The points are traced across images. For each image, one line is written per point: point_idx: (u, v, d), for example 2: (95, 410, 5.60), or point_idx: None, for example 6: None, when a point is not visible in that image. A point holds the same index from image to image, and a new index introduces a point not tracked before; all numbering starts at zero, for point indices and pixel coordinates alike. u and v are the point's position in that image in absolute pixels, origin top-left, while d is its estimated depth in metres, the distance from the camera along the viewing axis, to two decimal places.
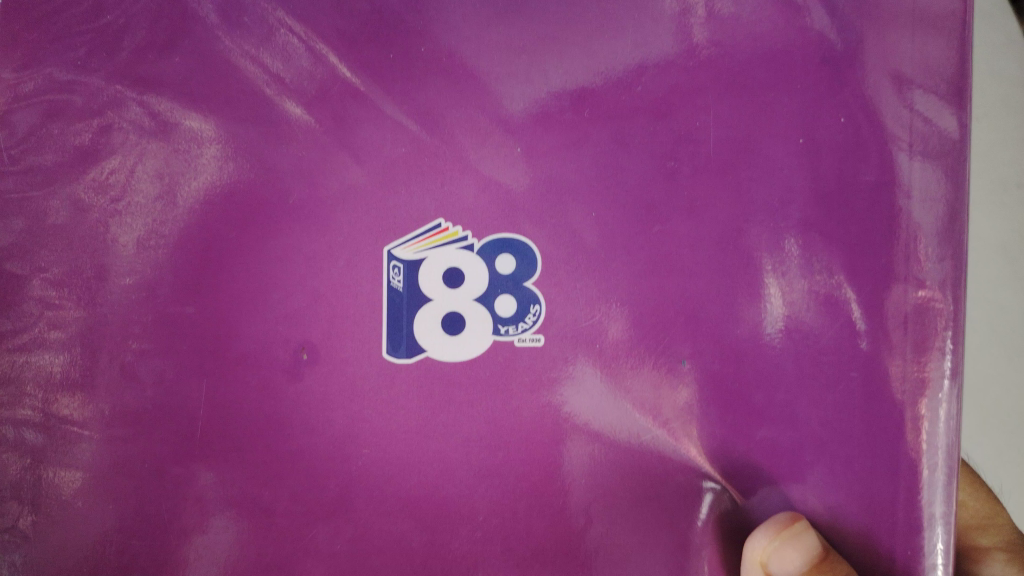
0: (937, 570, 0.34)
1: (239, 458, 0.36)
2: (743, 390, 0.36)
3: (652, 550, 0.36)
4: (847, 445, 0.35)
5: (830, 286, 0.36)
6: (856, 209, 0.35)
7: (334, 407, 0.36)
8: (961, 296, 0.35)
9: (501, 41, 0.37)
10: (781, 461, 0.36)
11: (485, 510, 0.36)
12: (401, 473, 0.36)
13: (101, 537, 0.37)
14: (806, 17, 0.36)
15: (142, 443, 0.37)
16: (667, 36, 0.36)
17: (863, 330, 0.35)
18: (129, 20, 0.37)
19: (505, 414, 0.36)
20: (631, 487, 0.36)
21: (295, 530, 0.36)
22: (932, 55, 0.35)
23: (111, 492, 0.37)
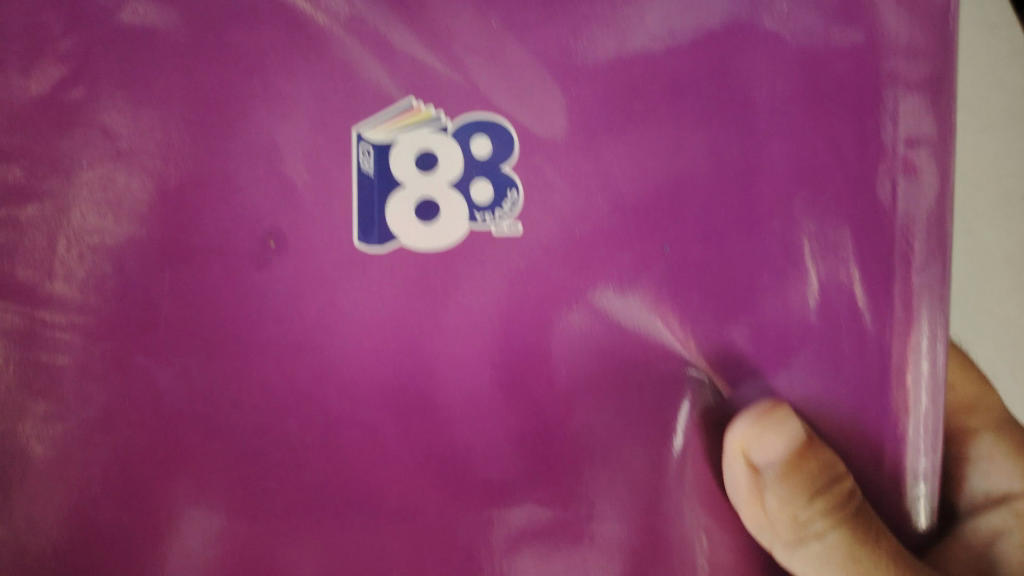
0: (919, 454, 0.34)
1: (206, 350, 0.35)
2: (726, 272, 0.35)
3: (632, 440, 0.35)
4: (830, 325, 0.34)
5: (814, 165, 0.35)
6: (842, 81, 0.35)
7: (304, 297, 0.35)
8: (946, 163, 0.34)
9: None
10: (767, 344, 0.35)
11: (460, 401, 0.35)
12: (375, 363, 0.35)
13: (74, 434, 0.35)
14: None
15: (115, 335, 0.35)
16: None
17: (845, 207, 0.35)
18: None
19: (482, 302, 0.35)
20: (612, 379, 0.35)
21: (266, 424, 0.35)
22: None
23: (83, 387, 0.35)
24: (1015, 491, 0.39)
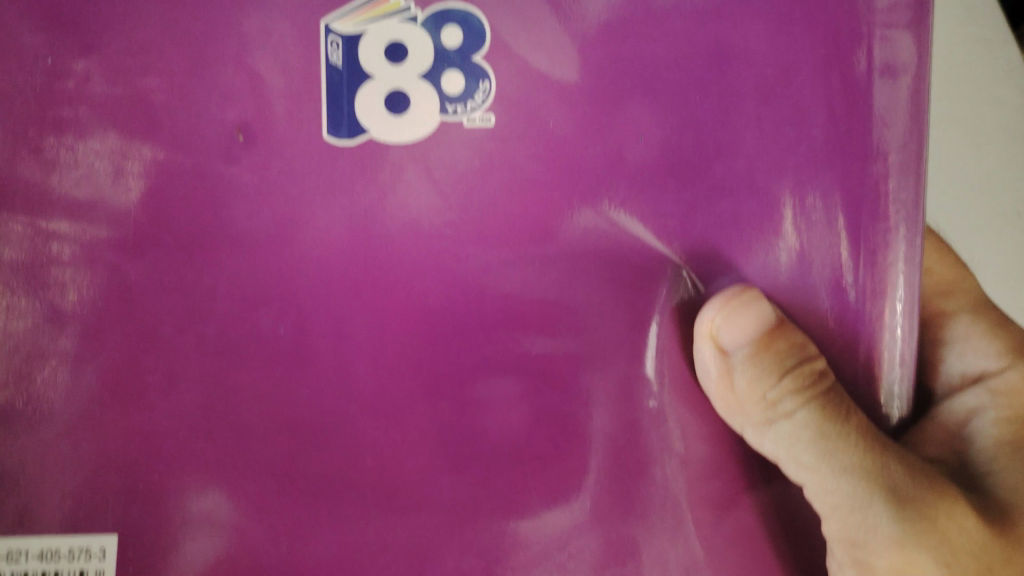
0: (896, 333, 0.34)
1: (180, 247, 0.35)
2: (701, 160, 0.35)
3: (608, 331, 0.35)
4: (805, 211, 0.34)
5: (790, 51, 0.34)
6: None
7: (275, 191, 0.35)
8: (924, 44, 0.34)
9: None
10: (741, 233, 0.35)
11: (436, 294, 0.35)
12: (348, 256, 0.35)
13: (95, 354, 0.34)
14: None
15: (139, 249, 0.35)
16: None
17: (822, 92, 0.34)
18: None
19: (456, 193, 0.35)
20: (589, 273, 0.35)
21: (239, 318, 0.34)
22: None
23: (106, 304, 0.35)
24: (990, 368, 0.38)
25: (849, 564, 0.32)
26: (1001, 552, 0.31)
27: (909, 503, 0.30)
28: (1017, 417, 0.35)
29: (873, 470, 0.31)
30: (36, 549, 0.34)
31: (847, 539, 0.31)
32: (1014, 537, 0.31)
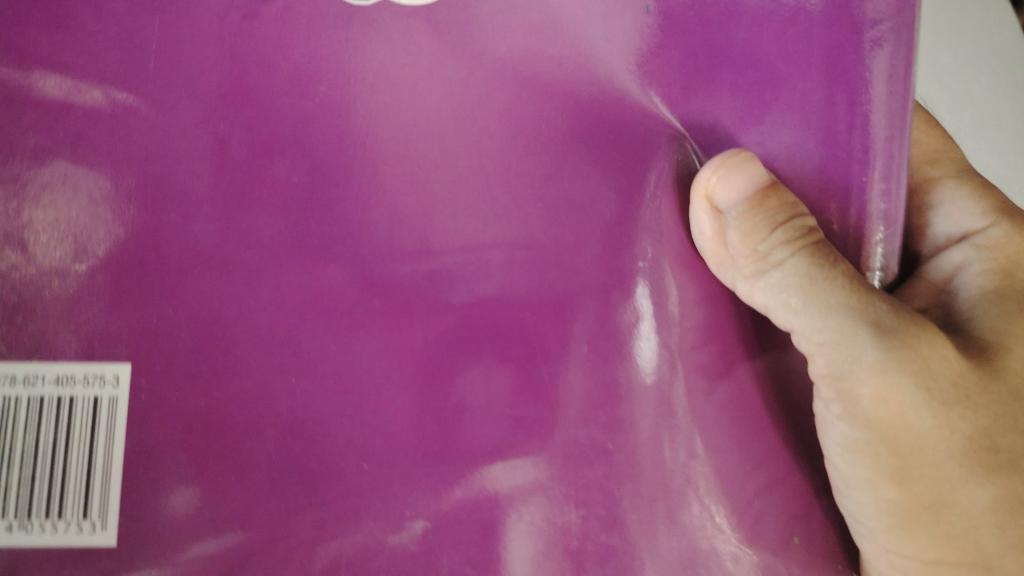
0: (884, 193, 0.36)
1: (198, 92, 0.34)
2: (704, 31, 0.36)
3: (614, 196, 0.35)
4: (804, 80, 0.36)
5: None
6: None
7: (291, 44, 0.34)
8: None
9: None
10: (742, 103, 0.36)
11: (451, 149, 0.35)
12: (361, 110, 0.34)
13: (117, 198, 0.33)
14: None
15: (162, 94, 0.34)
16: None
17: None
18: None
19: (470, 52, 0.35)
20: (597, 136, 0.35)
21: (253, 165, 0.34)
22: None
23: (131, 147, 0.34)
24: (976, 227, 0.40)
25: (835, 399, 0.34)
26: (975, 379, 0.34)
27: (893, 334, 0.33)
28: (1000, 268, 0.38)
29: (861, 309, 0.33)
30: (53, 374, 0.33)
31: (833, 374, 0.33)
32: (989, 368, 0.34)
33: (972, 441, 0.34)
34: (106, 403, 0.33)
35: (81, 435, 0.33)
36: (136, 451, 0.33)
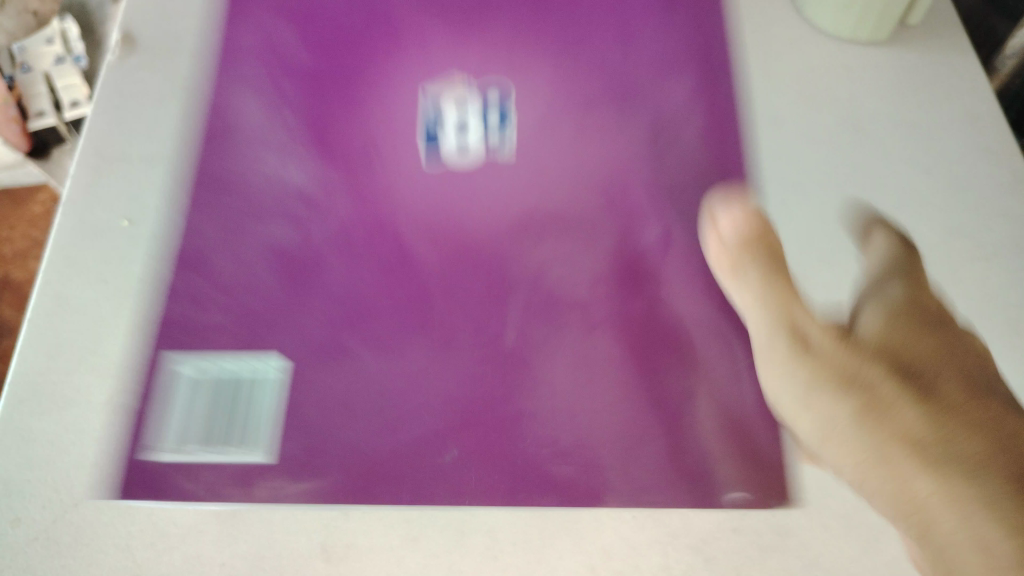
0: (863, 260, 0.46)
1: (348, 202, 0.62)
2: (624, 174, 0.62)
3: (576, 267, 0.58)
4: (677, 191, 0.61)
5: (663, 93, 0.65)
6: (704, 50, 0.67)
7: (392, 179, 0.62)
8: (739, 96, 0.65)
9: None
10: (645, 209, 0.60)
11: (482, 239, 0.60)
12: (430, 213, 0.61)
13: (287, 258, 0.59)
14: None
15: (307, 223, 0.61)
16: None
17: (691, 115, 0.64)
18: None
19: (493, 194, 0.61)
20: (566, 242, 0.59)
21: (361, 285, 0.58)
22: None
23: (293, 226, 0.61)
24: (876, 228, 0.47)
25: (780, 371, 0.41)
26: (902, 324, 0.39)
27: (814, 327, 0.40)
28: (897, 248, 0.44)
29: (786, 311, 0.42)
30: (229, 364, 0.56)
31: (771, 363, 0.42)
32: (908, 315, 0.39)
33: (893, 359, 0.38)
34: (262, 382, 0.55)
35: (245, 404, 0.55)
36: (278, 410, 0.54)
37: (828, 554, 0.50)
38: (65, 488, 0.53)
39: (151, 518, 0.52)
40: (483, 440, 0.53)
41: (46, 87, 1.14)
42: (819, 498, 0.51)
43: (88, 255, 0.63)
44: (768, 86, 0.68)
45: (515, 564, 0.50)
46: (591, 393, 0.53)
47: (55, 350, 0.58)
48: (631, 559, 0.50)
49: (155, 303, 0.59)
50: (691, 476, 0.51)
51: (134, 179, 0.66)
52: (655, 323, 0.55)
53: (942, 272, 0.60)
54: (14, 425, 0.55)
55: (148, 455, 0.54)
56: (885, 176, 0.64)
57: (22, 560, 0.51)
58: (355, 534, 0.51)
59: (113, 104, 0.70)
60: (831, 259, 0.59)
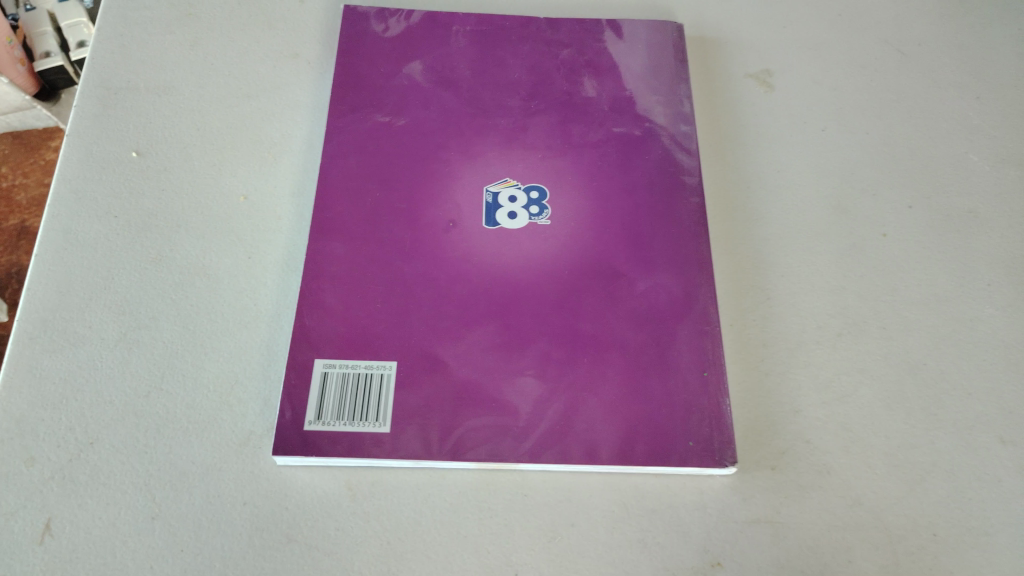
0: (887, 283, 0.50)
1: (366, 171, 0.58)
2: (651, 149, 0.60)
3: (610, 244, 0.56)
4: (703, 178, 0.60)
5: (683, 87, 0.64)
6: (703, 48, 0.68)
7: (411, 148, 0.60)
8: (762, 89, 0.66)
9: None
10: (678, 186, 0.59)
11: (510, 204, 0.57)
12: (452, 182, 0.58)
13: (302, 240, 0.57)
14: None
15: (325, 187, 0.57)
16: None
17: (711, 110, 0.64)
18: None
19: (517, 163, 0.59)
20: (598, 216, 0.57)
21: (384, 245, 0.55)
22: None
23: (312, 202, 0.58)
24: None
25: None
26: None
27: None
28: None
29: None
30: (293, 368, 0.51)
31: None
32: None
33: None
34: (331, 378, 0.51)
35: (333, 403, 0.50)
36: (348, 400, 0.50)
37: (867, 493, 0.50)
38: (80, 427, 0.51)
39: (170, 458, 0.51)
40: (521, 390, 0.51)
41: (51, 26, 1.08)
42: (862, 435, 0.51)
43: (98, 191, 0.60)
44: (802, 26, 0.69)
45: (544, 502, 0.49)
46: (624, 336, 0.53)
47: (67, 286, 0.56)
48: (704, 527, 0.49)
49: (178, 246, 0.58)
50: (711, 443, 0.50)
51: (152, 119, 0.64)
52: (701, 259, 0.56)
53: (986, 205, 0.61)
54: (28, 362, 0.53)
55: (173, 397, 0.53)
56: (931, 106, 0.65)
57: (38, 501, 0.49)
58: (380, 472, 0.50)
59: (123, 41, 0.68)
60: (876, 193, 0.61)
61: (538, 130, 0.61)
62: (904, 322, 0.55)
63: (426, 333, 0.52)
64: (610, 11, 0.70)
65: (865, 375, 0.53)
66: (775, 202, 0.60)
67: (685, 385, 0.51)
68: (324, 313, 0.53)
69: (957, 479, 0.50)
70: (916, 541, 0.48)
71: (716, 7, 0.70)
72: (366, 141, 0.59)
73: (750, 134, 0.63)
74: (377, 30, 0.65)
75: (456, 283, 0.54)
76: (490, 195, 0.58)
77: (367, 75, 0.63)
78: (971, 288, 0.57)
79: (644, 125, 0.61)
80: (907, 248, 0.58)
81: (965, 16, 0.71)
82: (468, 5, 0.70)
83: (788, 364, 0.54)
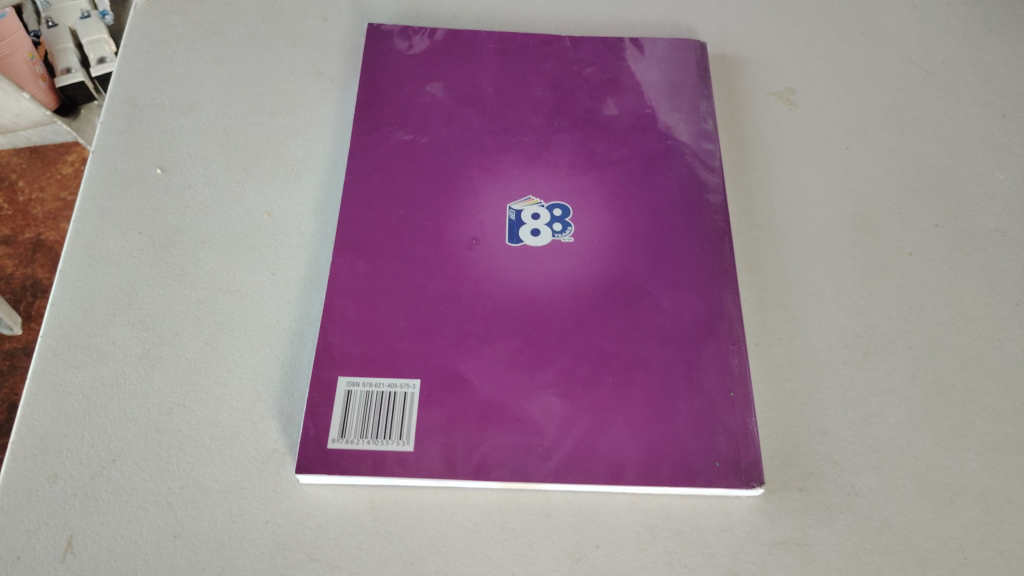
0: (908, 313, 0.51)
1: (390, 189, 0.58)
2: (674, 167, 0.60)
3: (634, 262, 0.56)
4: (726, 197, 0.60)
5: (706, 105, 0.64)
6: (726, 66, 0.68)
7: (434, 165, 0.60)
8: (787, 108, 0.65)
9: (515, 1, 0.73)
10: (701, 204, 0.58)
11: (533, 222, 0.57)
12: (475, 200, 0.58)
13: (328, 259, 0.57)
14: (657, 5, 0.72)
15: (348, 204, 0.57)
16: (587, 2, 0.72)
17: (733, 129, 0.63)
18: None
19: (539, 180, 0.59)
20: (621, 234, 0.57)
21: (407, 263, 0.55)
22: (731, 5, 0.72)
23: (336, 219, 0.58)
24: None
25: None
26: None
27: None
28: None
29: None
30: (316, 385, 0.51)
31: None
32: None
33: None
34: (353, 394, 0.50)
35: (355, 420, 0.50)
36: (371, 417, 0.50)
37: (897, 516, 0.49)
38: (103, 443, 0.51)
39: (192, 475, 0.51)
40: (545, 408, 0.50)
41: (72, 43, 1.09)
42: (891, 457, 0.51)
43: (122, 207, 0.61)
44: (824, 44, 0.69)
45: (569, 522, 0.49)
46: (649, 355, 0.52)
47: (90, 303, 0.57)
48: (731, 549, 0.48)
49: (202, 262, 0.58)
50: (738, 464, 0.49)
51: (176, 136, 0.64)
52: (725, 278, 0.55)
53: (1013, 225, 0.60)
54: (52, 378, 0.54)
55: (196, 413, 0.53)
56: (956, 124, 0.65)
57: (60, 517, 0.49)
58: (403, 491, 0.50)
59: (148, 59, 0.68)
60: (901, 212, 0.60)
61: (560, 148, 0.61)
62: (932, 341, 0.55)
63: (450, 350, 0.52)
64: (631, 29, 0.70)
65: (892, 396, 0.53)
66: (798, 220, 0.60)
67: (711, 405, 0.51)
68: (348, 330, 0.53)
69: (988, 502, 0.49)
70: (947, 566, 0.47)
71: (736, 26, 0.71)
72: (390, 158, 0.60)
73: (773, 152, 0.63)
74: (400, 48, 0.66)
75: (480, 301, 0.54)
76: (513, 212, 0.58)
77: (391, 92, 0.63)
78: (999, 308, 0.56)
79: (667, 142, 0.61)
80: (933, 267, 0.58)
81: (989, 34, 0.71)
82: (490, 24, 0.71)
83: (813, 384, 0.53)
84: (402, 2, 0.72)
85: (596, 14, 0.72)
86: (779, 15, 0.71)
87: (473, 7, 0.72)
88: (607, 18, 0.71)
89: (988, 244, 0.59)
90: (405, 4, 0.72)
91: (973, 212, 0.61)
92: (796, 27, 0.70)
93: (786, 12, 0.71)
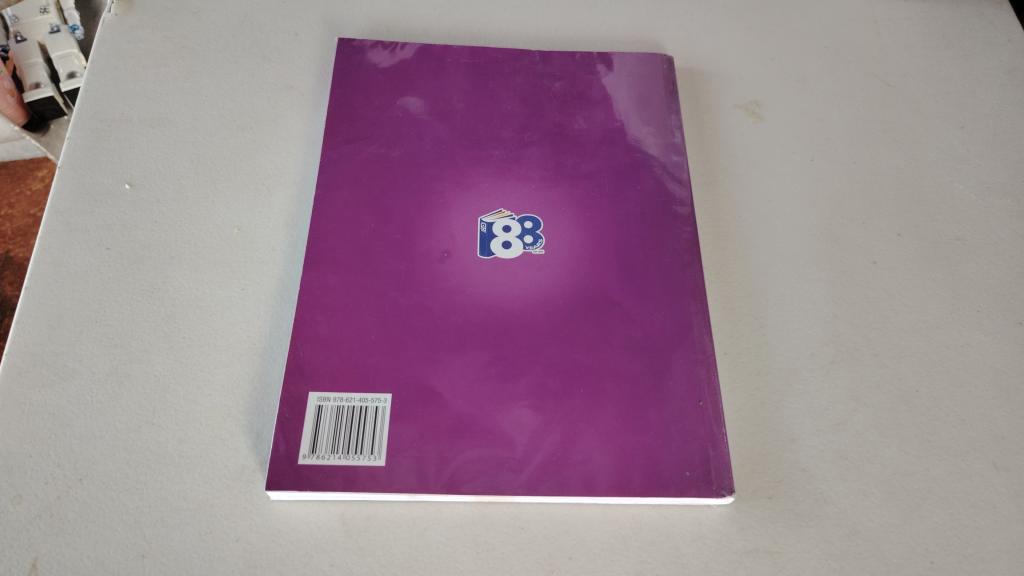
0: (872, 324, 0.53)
1: (360, 204, 0.58)
2: (643, 179, 0.61)
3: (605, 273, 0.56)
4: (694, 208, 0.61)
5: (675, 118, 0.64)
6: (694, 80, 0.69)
7: (406, 179, 0.60)
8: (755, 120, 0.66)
9: (486, 16, 0.73)
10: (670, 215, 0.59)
11: (504, 234, 0.57)
12: (446, 213, 0.58)
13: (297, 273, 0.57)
14: (625, 20, 0.73)
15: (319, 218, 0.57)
16: (557, 17, 0.73)
17: None
18: (279, 15, 0.73)
19: (511, 194, 0.59)
20: (591, 245, 0.57)
21: (378, 278, 0.55)
22: (699, 20, 0.73)
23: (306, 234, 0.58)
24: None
25: None
26: None
27: None
28: None
29: None
30: (287, 401, 0.50)
31: None
32: None
33: None
34: (324, 408, 0.50)
35: (326, 434, 0.50)
36: (343, 430, 0.50)
37: (865, 521, 0.50)
38: (69, 462, 0.51)
39: (161, 494, 0.50)
40: (517, 421, 0.51)
41: (40, 58, 1.07)
42: (859, 463, 0.52)
43: (90, 223, 0.60)
44: (790, 59, 0.71)
45: (541, 534, 0.49)
46: (620, 366, 0.53)
47: (57, 320, 0.56)
48: (703, 558, 0.48)
49: (171, 278, 0.58)
50: (708, 473, 0.50)
51: (145, 151, 0.64)
52: (694, 289, 0.56)
53: (975, 233, 0.62)
54: (17, 397, 0.53)
55: (165, 430, 0.52)
56: (917, 136, 0.66)
57: (25, 539, 0.48)
58: (375, 506, 0.50)
59: (117, 74, 0.68)
60: (866, 222, 0.61)
61: (531, 161, 0.61)
62: (897, 348, 0.56)
63: (421, 363, 0.52)
64: (601, 43, 0.71)
65: (860, 403, 0.54)
66: (766, 231, 0.61)
67: (681, 414, 0.51)
68: (318, 345, 0.52)
69: (953, 505, 0.50)
70: (915, 570, 0.48)
71: (705, 40, 0.72)
72: (360, 171, 0.60)
73: (741, 164, 0.64)
74: (370, 63, 0.66)
75: (451, 313, 0.54)
76: (484, 225, 0.58)
77: (361, 107, 0.63)
78: (961, 315, 0.58)
79: (636, 155, 0.62)
80: (898, 276, 0.59)
81: (949, 48, 0.72)
82: (461, 39, 0.71)
83: (782, 393, 0.54)
84: (372, 17, 0.73)
85: (567, 29, 0.72)
86: (747, 28, 0.73)
87: (443, 22, 0.72)
88: (577, 33, 0.72)
89: (952, 251, 0.60)
90: (376, 19, 0.73)
91: (937, 220, 0.62)
92: (764, 40, 0.72)
93: (753, 27, 0.73)
